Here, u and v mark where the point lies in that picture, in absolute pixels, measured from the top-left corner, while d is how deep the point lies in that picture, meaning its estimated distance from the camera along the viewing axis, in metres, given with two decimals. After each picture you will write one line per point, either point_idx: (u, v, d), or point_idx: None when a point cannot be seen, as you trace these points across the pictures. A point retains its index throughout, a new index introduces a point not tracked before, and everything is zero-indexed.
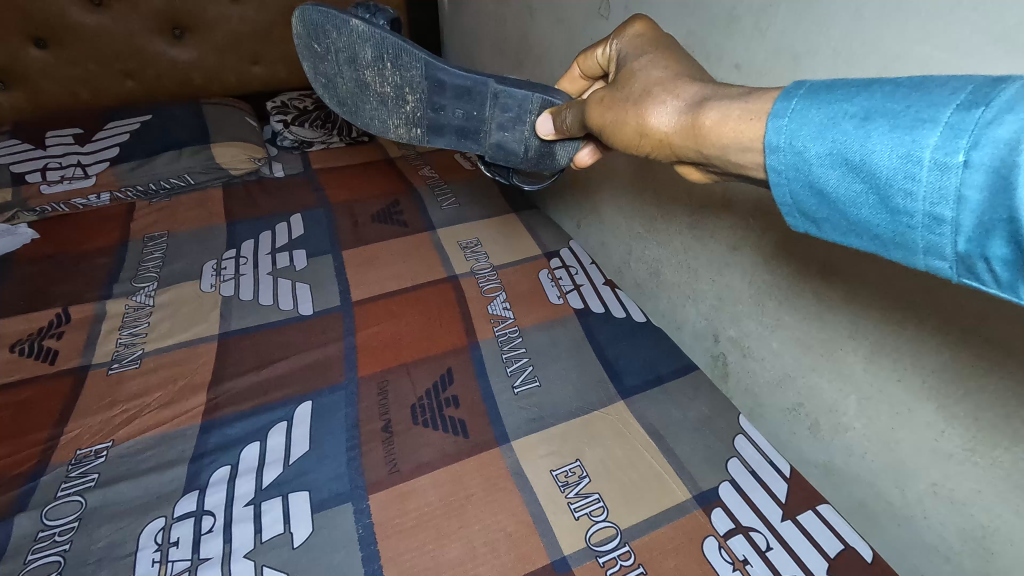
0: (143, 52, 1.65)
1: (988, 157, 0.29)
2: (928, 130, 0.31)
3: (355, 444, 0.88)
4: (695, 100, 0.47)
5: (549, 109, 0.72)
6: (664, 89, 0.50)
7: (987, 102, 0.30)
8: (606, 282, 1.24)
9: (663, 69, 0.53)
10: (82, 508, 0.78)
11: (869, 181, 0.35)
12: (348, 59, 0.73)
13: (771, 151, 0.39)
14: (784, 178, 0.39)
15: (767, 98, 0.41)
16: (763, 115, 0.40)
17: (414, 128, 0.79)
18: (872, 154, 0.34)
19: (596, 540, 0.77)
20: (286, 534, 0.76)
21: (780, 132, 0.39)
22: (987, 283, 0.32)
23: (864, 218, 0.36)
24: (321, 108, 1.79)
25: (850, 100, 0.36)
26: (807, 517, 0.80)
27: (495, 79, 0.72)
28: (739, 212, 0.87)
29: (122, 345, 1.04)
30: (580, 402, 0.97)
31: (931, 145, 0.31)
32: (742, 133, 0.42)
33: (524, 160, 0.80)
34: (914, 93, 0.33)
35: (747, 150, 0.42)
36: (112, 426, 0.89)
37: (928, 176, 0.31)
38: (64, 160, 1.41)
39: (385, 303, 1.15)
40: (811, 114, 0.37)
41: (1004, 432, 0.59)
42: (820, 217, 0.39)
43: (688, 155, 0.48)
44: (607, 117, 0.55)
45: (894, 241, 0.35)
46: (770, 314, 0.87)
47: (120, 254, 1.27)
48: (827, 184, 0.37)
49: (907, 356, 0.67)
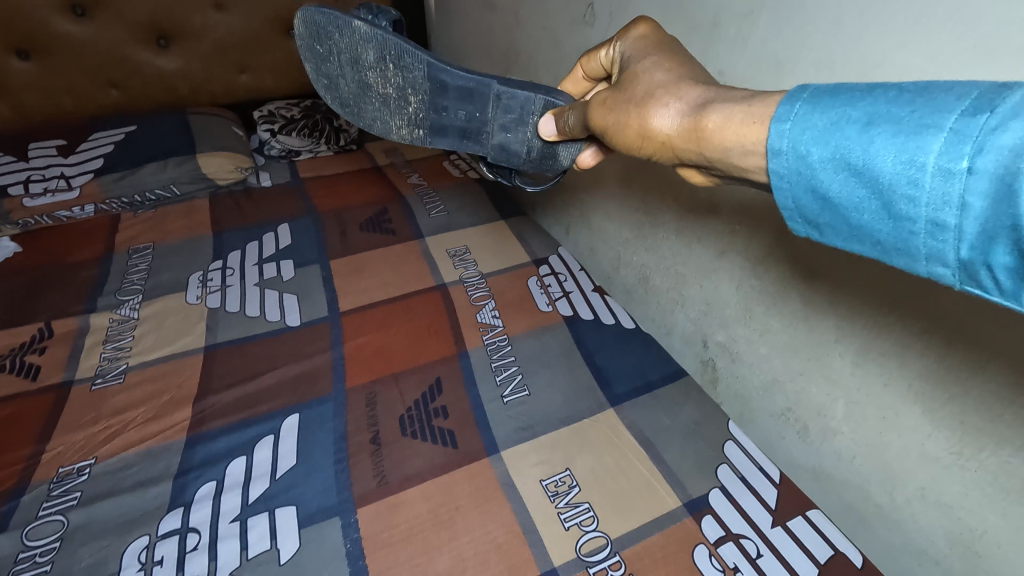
0: (128, 61, 1.64)
1: (993, 163, 0.28)
2: (933, 135, 0.31)
3: (343, 457, 0.87)
4: (697, 102, 0.46)
5: (552, 110, 0.69)
6: (666, 91, 0.49)
7: (993, 108, 0.29)
8: (596, 289, 1.24)
9: (666, 71, 0.52)
10: (64, 527, 0.77)
11: (872, 186, 0.34)
12: (351, 61, 0.72)
13: (774, 155, 0.39)
14: (786, 183, 0.39)
15: (770, 102, 0.40)
16: (767, 119, 0.40)
17: (417, 129, 0.77)
18: (876, 159, 0.33)
19: (586, 550, 0.76)
20: (273, 551, 0.75)
21: (783, 136, 0.38)
22: (989, 290, 0.31)
23: (866, 224, 0.35)
24: (308, 117, 1.76)
25: (854, 105, 0.35)
26: (797, 523, 0.80)
27: (498, 80, 0.69)
28: (725, 218, 0.87)
29: (106, 359, 1.03)
30: (569, 410, 0.96)
31: (935, 150, 0.30)
32: (746, 137, 0.41)
33: (527, 161, 0.76)
34: (917, 98, 0.33)
35: (749, 154, 0.41)
36: (95, 442, 0.88)
37: (931, 182, 0.31)
38: (48, 172, 1.39)
39: (373, 313, 1.14)
40: (816, 118, 0.37)
41: (989, 435, 0.59)
42: (823, 223, 0.38)
43: (690, 158, 0.47)
44: (609, 118, 0.54)
45: (897, 248, 0.34)
46: (758, 319, 0.87)
47: (105, 266, 1.26)
48: (830, 189, 0.36)
49: (893, 360, 0.67)
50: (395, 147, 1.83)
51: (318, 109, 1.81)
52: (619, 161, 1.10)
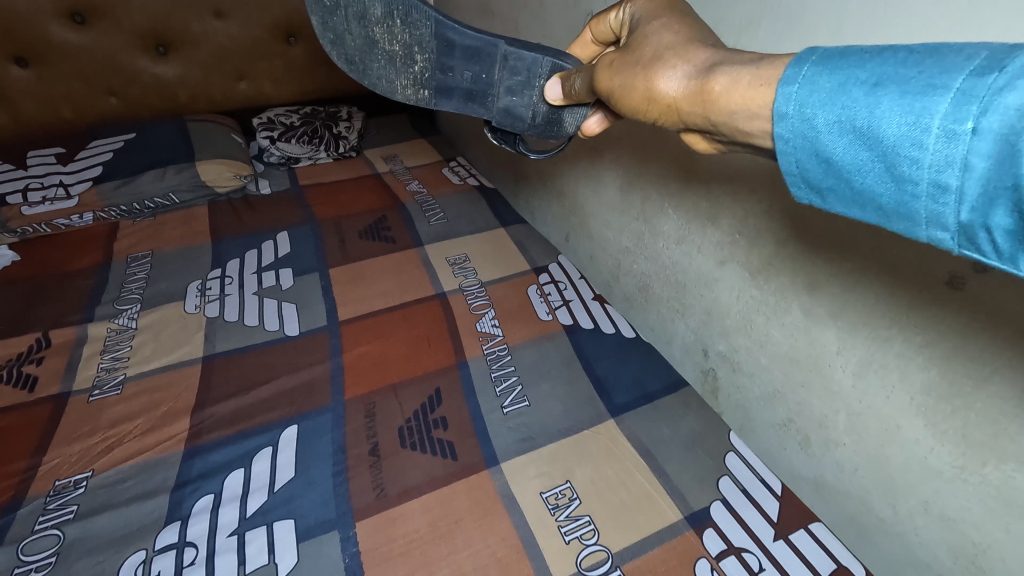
0: (127, 69, 1.64)
1: (1003, 123, 0.25)
2: (938, 96, 0.27)
3: (341, 469, 0.86)
4: (705, 65, 0.41)
5: (559, 74, 0.62)
6: (675, 53, 0.44)
7: (1004, 67, 0.25)
8: (595, 297, 1.24)
9: (675, 33, 0.46)
10: (60, 542, 0.76)
11: (875, 148, 0.30)
12: (355, 15, 0.62)
13: (777, 120, 0.34)
14: (788, 148, 0.35)
15: (778, 63, 0.36)
16: (773, 81, 0.35)
17: (421, 90, 0.69)
18: (880, 121, 0.29)
19: (586, 565, 0.75)
20: (271, 565, 0.74)
21: (789, 99, 0.34)
22: (994, 258, 0.27)
23: (868, 189, 0.31)
24: (308, 124, 1.77)
25: (862, 65, 0.31)
26: (799, 536, 0.79)
27: (506, 40, 0.63)
28: (725, 228, 0.87)
29: (104, 370, 1.02)
30: (569, 420, 0.96)
31: (940, 112, 0.26)
32: (752, 101, 0.36)
33: (531, 128, 0.69)
34: (928, 58, 0.29)
35: (754, 118, 0.37)
36: (92, 455, 0.87)
37: (934, 145, 0.27)
38: (46, 180, 1.39)
39: (371, 323, 1.14)
40: (821, 80, 0.32)
41: (992, 449, 0.59)
42: (825, 189, 0.34)
43: (695, 123, 0.43)
44: (615, 81, 0.49)
45: (897, 212, 0.30)
46: (758, 330, 0.86)
47: (103, 275, 1.25)
48: (835, 153, 0.32)
49: (895, 373, 0.67)
50: (394, 154, 1.82)
51: (317, 115, 1.82)
52: (619, 170, 1.10)
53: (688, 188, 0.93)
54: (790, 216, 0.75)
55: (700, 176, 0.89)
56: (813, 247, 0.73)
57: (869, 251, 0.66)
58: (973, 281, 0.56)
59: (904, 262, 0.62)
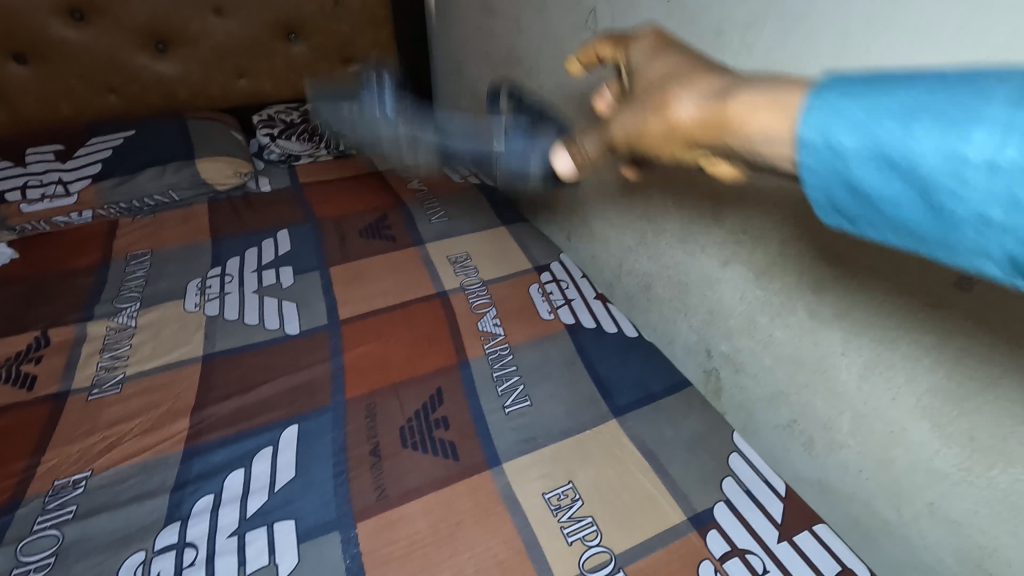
0: (126, 66, 1.63)
1: None
2: (981, 127, 0.23)
3: (342, 470, 0.86)
4: (719, 90, 0.35)
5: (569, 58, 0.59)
6: (681, 83, 0.38)
7: None
8: (597, 296, 1.23)
9: (678, 61, 0.40)
10: (59, 542, 0.76)
11: (911, 182, 0.26)
12: None
13: (798, 148, 0.30)
14: (813, 178, 0.30)
15: (797, 88, 0.31)
16: (790, 106, 0.30)
17: None
18: (916, 155, 0.25)
19: (589, 566, 0.75)
20: (272, 567, 0.74)
21: (810, 127, 0.29)
22: None
23: (904, 223, 0.27)
24: (308, 121, 1.78)
25: (890, 91, 0.27)
26: (803, 538, 0.79)
27: None
28: (729, 228, 0.87)
29: (103, 369, 1.01)
30: (571, 421, 0.95)
31: (985, 145, 0.23)
32: (771, 130, 0.31)
33: None
34: (965, 83, 0.24)
35: (774, 149, 0.31)
36: (91, 454, 0.87)
37: (980, 180, 0.23)
38: (45, 178, 1.38)
39: (372, 322, 1.13)
40: (844, 107, 0.28)
41: (1000, 452, 0.58)
42: (857, 218, 0.30)
43: (708, 154, 0.36)
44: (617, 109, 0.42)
45: (939, 246, 0.26)
46: (762, 330, 0.86)
47: (102, 274, 1.25)
48: (865, 182, 0.27)
49: (901, 375, 0.66)
50: None
51: (318, 112, 1.81)
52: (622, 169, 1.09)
53: (692, 188, 0.92)
54: (795, 216, 0.74)
55: (705, 176, 0.88)
56: (818, 248, 0.72)
57: (875, 252, 0.65)
58: (981, 282, 0.55)
59: (911, 263, 0.61)
